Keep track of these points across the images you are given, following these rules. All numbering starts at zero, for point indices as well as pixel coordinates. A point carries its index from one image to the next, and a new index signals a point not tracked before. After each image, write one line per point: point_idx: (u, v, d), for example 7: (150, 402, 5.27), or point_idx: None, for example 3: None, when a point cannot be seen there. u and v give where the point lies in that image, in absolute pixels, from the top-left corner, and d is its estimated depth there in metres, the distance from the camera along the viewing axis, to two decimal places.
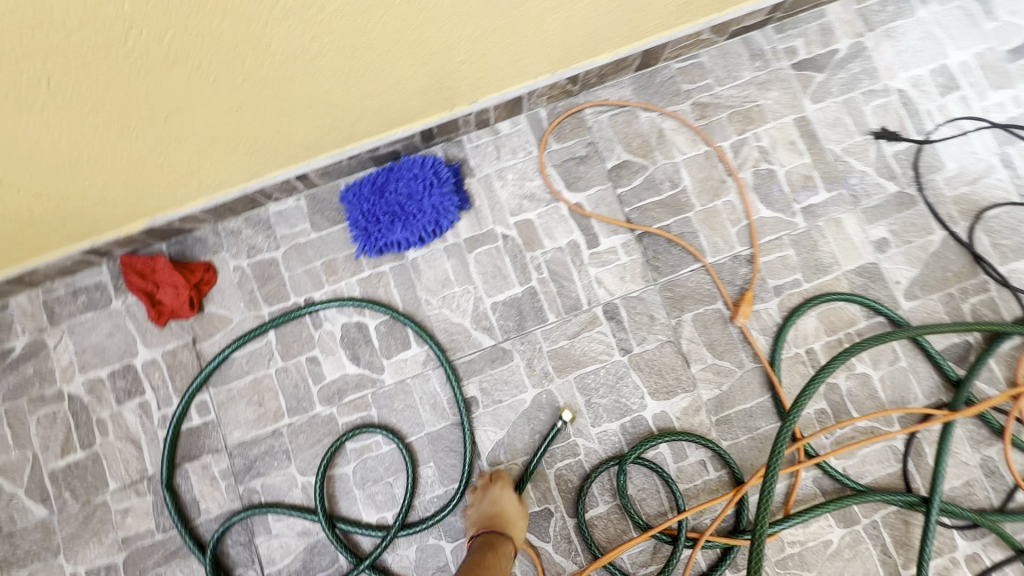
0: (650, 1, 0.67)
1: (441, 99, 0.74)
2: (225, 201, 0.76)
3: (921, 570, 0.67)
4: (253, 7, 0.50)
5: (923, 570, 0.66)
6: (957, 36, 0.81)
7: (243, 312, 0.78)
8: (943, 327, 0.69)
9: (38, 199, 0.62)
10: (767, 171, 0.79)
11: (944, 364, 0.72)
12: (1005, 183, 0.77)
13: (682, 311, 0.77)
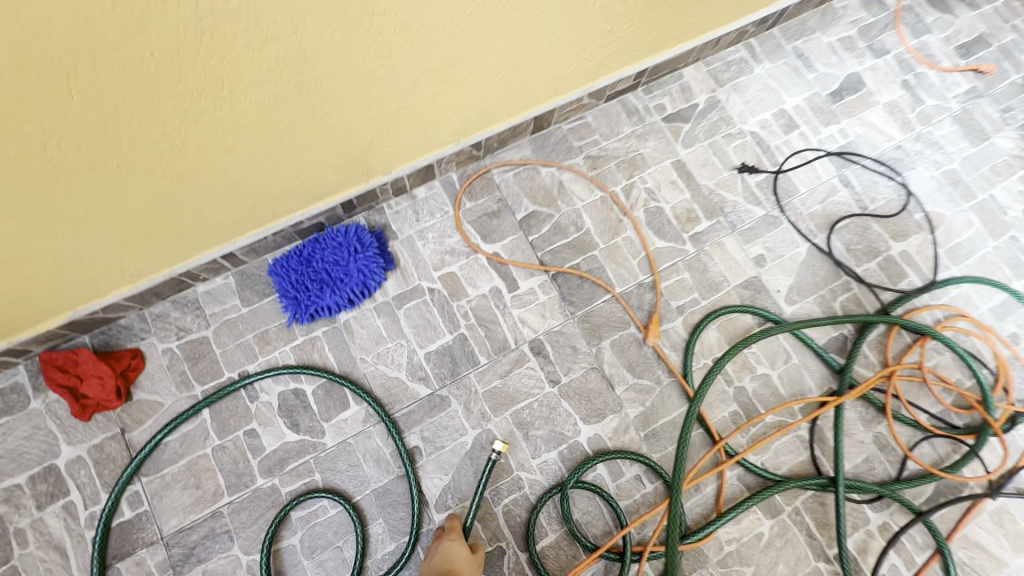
0: (531, 74, 0.81)
1: (358, 173, 0.80)
2: (151, 286, 0.78)
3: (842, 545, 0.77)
4: (167, 115, 0.55)
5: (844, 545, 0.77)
6: (788, 86, 1.04)
7: (174, 395, 0.78)
8: (820, 323, 0.85)
9: None
10: (656, 208, 0.94)
11: (827, 357, 0.87)
12: (846, 199, 0.98)
13: (601, 338, 0.86)
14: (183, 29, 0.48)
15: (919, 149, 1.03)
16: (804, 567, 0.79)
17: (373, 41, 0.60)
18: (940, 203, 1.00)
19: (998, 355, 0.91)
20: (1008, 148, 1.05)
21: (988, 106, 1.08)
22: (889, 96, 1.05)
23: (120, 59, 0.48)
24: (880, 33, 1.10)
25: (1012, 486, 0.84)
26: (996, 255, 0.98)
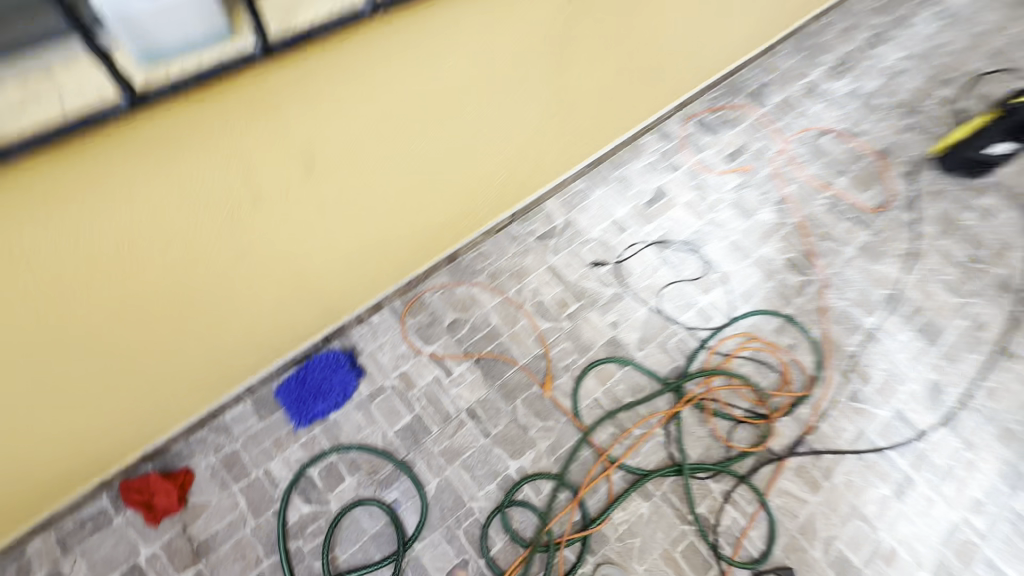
0: (436, 239, 1.26)
1: (332, 318, 1.21)
2: (196, 419, 1.13)
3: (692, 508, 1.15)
4: (216, 315, 0.96)
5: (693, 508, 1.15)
6: (617, 202, 1.53)
7: (218, 494, 1.09)
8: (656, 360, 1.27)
9: (78, 453, 0.98)
10: (540, 300, 1.36)
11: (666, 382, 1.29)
12: (667, 272, 1.44)
13: (515, 397, 1.24)
14: (209, 273, 0.87)
15: (710, 229, 1.52)
16: (674, 530, 1.16)
17: (302, 247, 0.96)
18: (730, 264, 1.48)
19: (781, 360, 1.37)
20: (769, 219, 1.56)
21: (752, 192, 1.60)
22: (685, 197, 1.56)
23: (143, 289, 0.81)
24: (673, 154, 1.62)
25: (802, 447, 1.26)
26: (771, 293, 1.46)
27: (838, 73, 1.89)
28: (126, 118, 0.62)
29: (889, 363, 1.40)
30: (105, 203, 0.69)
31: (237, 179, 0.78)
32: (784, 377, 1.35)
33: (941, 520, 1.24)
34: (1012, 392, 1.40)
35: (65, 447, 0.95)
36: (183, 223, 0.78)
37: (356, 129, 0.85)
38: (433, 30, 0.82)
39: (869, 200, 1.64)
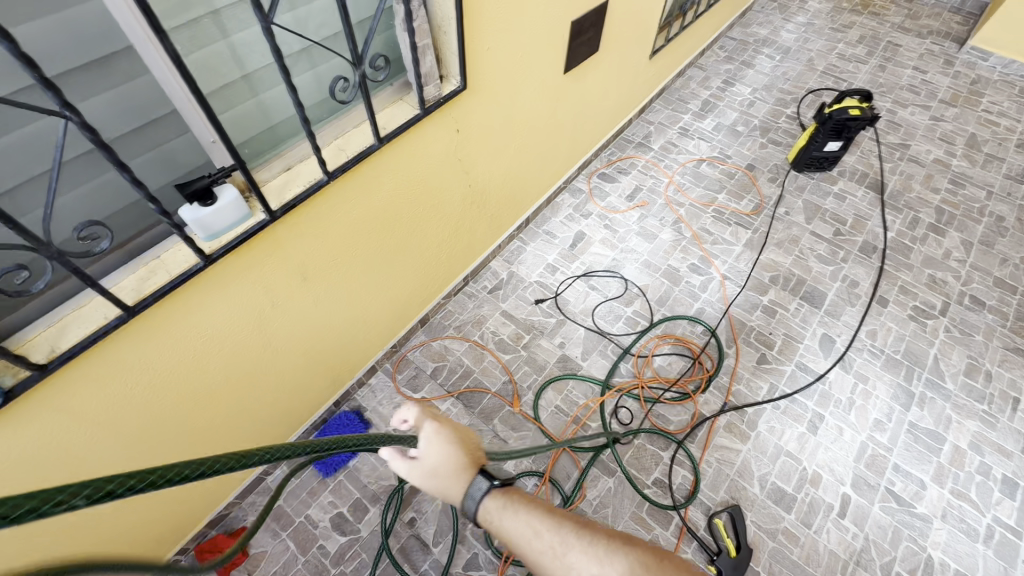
0: (410, 303, 1.57)
1: (338, 382, 1.50)
2: (246, 486, 1.40)
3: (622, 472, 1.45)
4: (255, 400, 1.22)
5: (622, 472, 1.45)
6: (547, 249, 1.92)
7: (272, 541, 1.37)
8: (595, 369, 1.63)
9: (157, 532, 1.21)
10: (499, 338, 1.71)
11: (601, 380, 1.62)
12: (595, 294, 1.81)
13: (492, 418, 1.56)
14: (248, 371, 1.13)
15: (624, 256, 1.91)
16: (637, 493, 1.44)
17: (312, 334, 1.25)
18: (644, 279, 1.85)
19: (694, 347, 1.70)
20: (668, 238, 1.96)
21: (652, 220, 2.01)
22: (600, 234, 1.96)
23: (206, 396, 1.07)
24: (585, 205, 2.04)
25: (727, 408, 1.58)
26: (681, 294, 1.82)
27: (704, 114, 2.37)
28: (198, 289, 0.89)
29: (786, 327, 1.74)
30: (170, 338, 0.91)
31: (266, 302, 1.05)
32: (698, 360, 1.67)
33: (851, 442, 1.53)
34: (887, 330, 1.74)
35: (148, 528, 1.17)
36: (232, 342, 1.04)
37: (339, 240, 1.13)
38: (390, 162, 1.12)
39: (746, 206, 2.05)
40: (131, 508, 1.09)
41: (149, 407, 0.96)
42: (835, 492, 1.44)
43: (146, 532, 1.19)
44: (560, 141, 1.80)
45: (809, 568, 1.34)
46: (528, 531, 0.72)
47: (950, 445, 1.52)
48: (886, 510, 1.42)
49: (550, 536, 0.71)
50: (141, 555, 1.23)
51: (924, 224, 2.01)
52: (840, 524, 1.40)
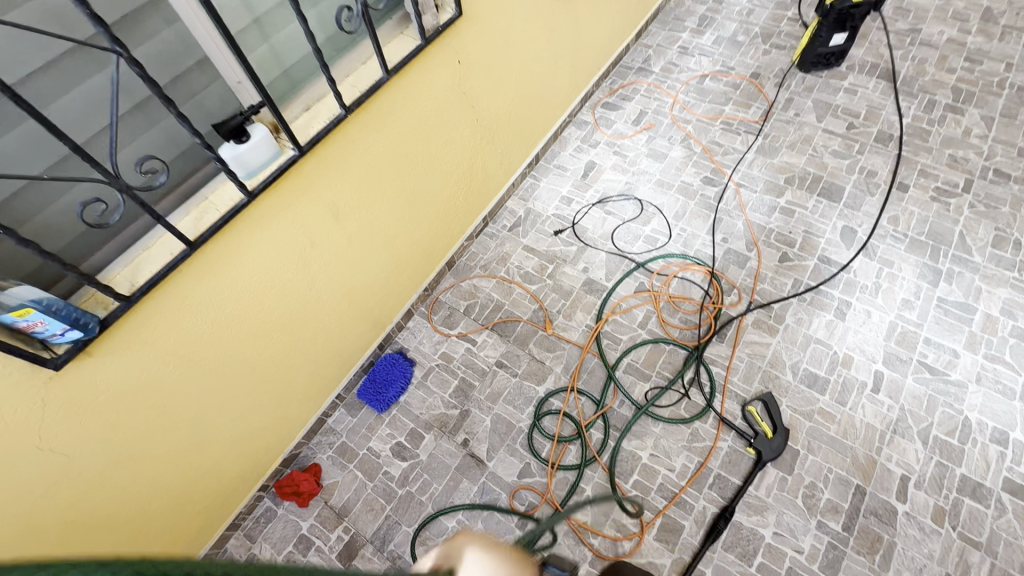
0: (436, 243, 1.65)
1: (379, 325, 1.59)
2: (311, 426, 1.52)
3: (624, 393, 1.52)
4: (308, 340, 1.32)
5: (624, 394, 1.52)
6: (559, 182, 1.95)
7: (342, 473, 1.49)
8: (610, 289, 1.71)
9: (241, 467, 1.33)
10: (524, 271, 1.78)
11: (607, 298, 1.69)
12: (613, 218, 1.85)
13: (527, 342, 1.64)
14: (299, 309, 1.23)
15: (636, 178, 1.93)
16: (675, 393, 1.51)
17: (350, 274, 1.33)
18: (659, 198, 1.88)
19: (704, 264, 1.71)
20: (679, 155, 1.97)
21: (661, 140, 2.01)
22: (610, 161, 1.98)
23: (264, 332, 1.17)
24: (592, 135, 2.06)
25: (753, 306, 1.62)
26: (697, 207, 1.84)
27: (702, 29, 2.33)
28: (246, 224, 0.97)
29: (805, 225, 1.76)
30: (226, 276, 0.99)
31: (305, 240, 1.13)
32: (711, 282, 1.68)
33: (880, 323, 1.55)
34: (909, 215, 1.73)
35: (233, 463, 1.30)
36: (281, 281, 1.13)
37: (364, 177, 1.20)
38: (399, 96, 1.17)
39: (754, 113, 2.03)
40: (216, 445, 1.21)
41: (217, 343, 1.06)
42: (868, 370, 1.48)
43: (232, 472, 1.31)
44: (559, 72, 1.82)
45: (848, 442, 1.39)
46: None
47: (982, 314, 1.54)
48: (920, 381, 1.46)
49: None
50: (231, 495, 1.35)
51: (941, 105, 1.96)
52: (875, 399, 1.44)
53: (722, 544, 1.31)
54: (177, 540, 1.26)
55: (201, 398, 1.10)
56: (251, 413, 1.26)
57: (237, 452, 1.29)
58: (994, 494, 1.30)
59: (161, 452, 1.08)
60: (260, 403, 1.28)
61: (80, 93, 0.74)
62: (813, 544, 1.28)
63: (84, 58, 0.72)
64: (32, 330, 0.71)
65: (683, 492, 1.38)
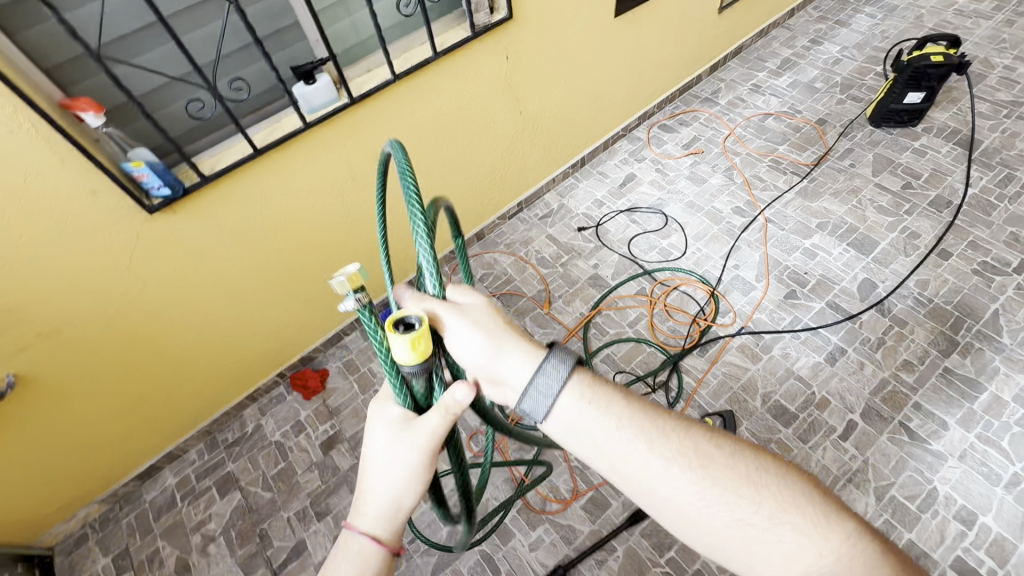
0: (467, 214, 1.89)
1: (404, 270, 1.86)
2: (329, 337, 1.82)
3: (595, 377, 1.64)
4: (339, 262, 1.60)
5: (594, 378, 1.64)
6: (597, 186, 2.11)
7: (342, 382, 1.77)
8: (613, 286, 1.83)
9: (267, 349, 1.65)
10: (541, 255, 1.96)
11: (606, 294, 1.82)
12: (636, 227, 1.97)
13: (524, 315, 1.82)
14: (335, 232, 1.52)
15: (669, 196, 2.03)
16: (642, 390, 1.61)
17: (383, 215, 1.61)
18: (685, 217, 1.97)
19: (707, 283, 1.78)
20: (718, 183, 2.04)
21: (705, 166, 2.10)
22: (649, 177, 2.10)
23: (304, 242, 1.46)
24: (641, 151, 2.19)
25: (743, 332, 1.66)
26: (720, 233, 1.90)
27: (781, 71, 2.36)
28: (301, 148, 1.27)
29: (824, 269, 1.75)
30: (280, 185, 1.30)
31: (348, 174, 1.42)
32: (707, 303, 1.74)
33: (871, 376, 1.53)
34: (941, 282, 1.66)
35: (261, 343, 1.62)
36: (324, 203, 1.42)
37: (406, 135, 1.46)
38: (446, 75, 1.42)
39: (808, 157, 2.04)
40: (249, 321, 1.53)
41: (265, 237, 1.37)
42: (841, 417, 1.47)
43: (258, 350, 1.63)
44: (615, 85, 1.98)
45: None
46: (602, 410, 0.65)
47: (989, 395, 1.45)
48: (894, 441, 1.42)
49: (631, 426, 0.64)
50: (254, 370, 1.68)
51: (1020, 182, 1.84)
52: (839, 445, 1.43)
53: (640, 530, 1.39)
54: (207, 390, 1.60)
55: (245, 277, 1.41)
56: (281, 305, 1.57)
57: (265, 334, 1.60)
58: (938, 569, 1.25)
59: (208, 310, 1.41)
60: (291, 300, 1.58)
61: (207, 30, 1.08)
62: None
63: (215, 5, 1.06)
64: (141, 180, 1.07)
65: None
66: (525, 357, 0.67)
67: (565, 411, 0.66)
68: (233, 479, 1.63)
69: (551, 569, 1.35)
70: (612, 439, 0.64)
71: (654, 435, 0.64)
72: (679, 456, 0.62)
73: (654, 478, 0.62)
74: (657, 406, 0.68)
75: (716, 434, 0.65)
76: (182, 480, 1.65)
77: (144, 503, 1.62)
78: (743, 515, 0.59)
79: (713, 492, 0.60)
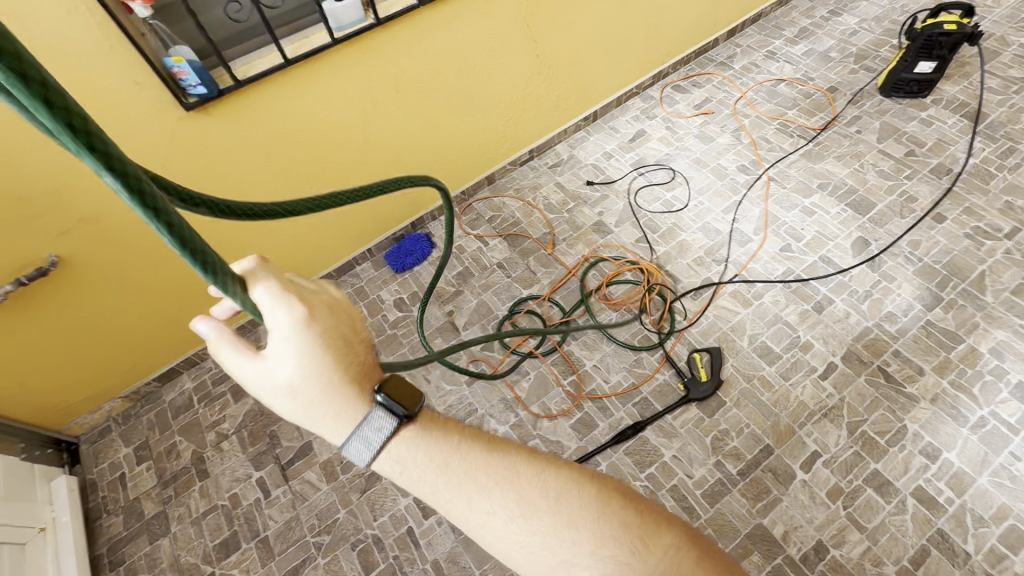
0: (479, 156, 1.96)
1: (414, 206, 1.94)
2: (342, 265, 1.91)
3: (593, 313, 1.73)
4: (355, 186, 1.69)
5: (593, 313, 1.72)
6: (607, 140, 2.17)
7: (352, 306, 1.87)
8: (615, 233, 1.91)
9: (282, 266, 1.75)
10: (548, 201, 2.03)
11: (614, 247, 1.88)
12: (641, 179, 2.04)
13: (529, 255, 1.90)
14: (353, 156, 1.60)
15: (677, 152, 2.09)
16: (636, 327, 1.69)
17: (399, 146, 1.68)
18: (691, 172, 2.03)
19: (706, 234, 1.85)
20: (725, 141, 2.09)
21: (714, 126, 2.15)
22: (659, 134, 2.16)
23: (323, 163, 1.55)
24: (652, 109, 2.24)
25: (736, 278, 1.74)
26: (723, 188, 1.96)
27: (798, 40, 2.39)
28: (326, 64, 1.35)
29: (820, 226, 1.81)
30: (304, 100, 1.38)
31: (370, 98, 1.50)
32: (648, 271, 1.78)
33: (855, 325, 1.60)
34: (933, 243, 1.72)
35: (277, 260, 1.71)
36: (345, 125, 1.50)
37: (425, 64, 1.54)
38: (467, 8, 1.50)
39: (816, 121, 2.09)
40: (269, 236, 1.63)
41: (288, 151, 1.45)
42: (823, 359, 1.55)
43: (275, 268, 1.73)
44: (631, 39, 2.04)
45: (774, 409, 1.49)
46: (435, 466, 0.62)
47: (966, 346, 1.52)
48: (870, 383, 1.50)
49: (456, 473, 0.62)
50: None
51: (1021, 155, 1.87)
52: (818, 384, 1.51)
53: (624, 449, 1.48)
54: (224, 302, 1.70)
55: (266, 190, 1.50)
56: (297, 224, 1.66)
57: (282, 251, 1.70)
58: (900, 495, 1.33)
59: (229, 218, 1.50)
60: (308, 221, 1.67)
61: None
62: (704, 475, 1.42)
63: None
64: (179, 77, 1.16)
65: (609, 400, 1.57)
66: (330, 423, 0.60)
67: (384, 467, 0.62)
68: (247, 386, 1.74)
69: None
70: (437, 497, 0.62)
71: (475, 492, 0.61)
72: (504, 507, 0.61)
73: (483, 528, 0.61)
74: (483, 441, 0.65)
75: (544, 469, 0.64)
76: (198, 385, 1.76)
77: (163, 403, 1.74)
78: (569, 555, 0.59)
79: (535, 536, 0.60)
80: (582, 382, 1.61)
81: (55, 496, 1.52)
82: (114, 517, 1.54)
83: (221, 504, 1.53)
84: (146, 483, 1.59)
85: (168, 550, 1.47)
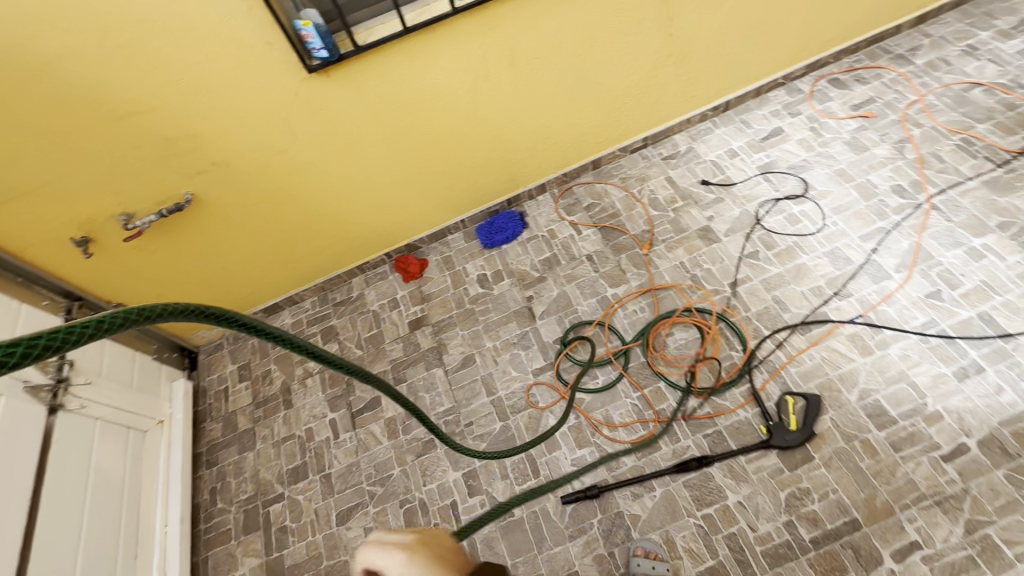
0: (587, 138, 1.85)
1: (512, 184, 1.89)
2: (434, 232, 1.93)
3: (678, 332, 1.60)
4: (455, 157, 1.68)
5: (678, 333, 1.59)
6: (735, 136, 1.93)
7: (437, 273, 1.89)
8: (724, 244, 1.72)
9: (379, 226, 1.81)
10: (654, 196, 1.87)
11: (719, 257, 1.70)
12: (766, 186, 1.80)
13: (622, 252, 1.78)
14: (456, 127, 1.57)
15: (818, 159, 1.81)
16: (725, 355, 1.54)
17: (504, 121, 1.63)
18: (830, 186, 1.74)
19: (833, 262, 1.60)
20: (883, 154, 1.76)
21: (871, 133, 1.81)
22: (800, 135, 1.87)
23: (427, 131, 1.55)
24: (797, 105, 1.94)
25: (859, 320, 1.49)
26: (867, 210, 1.67)
27: (1014, 33, 1.90)
28: (441, 34, 1.32)
29: (987, 275, 1.48)
30: (415, 68, 1.37)
31: (481, 70, 1.45)
32: (712, 322, 1.58)
33: (1007, 405, 1.31)
34: None
35: (374, 220, 1.77)
36: (452, 96, 1.48)
37: (543, 38, 1.45)
38: None
39: (1013, 142, 1.67)
40: (370, 198, 1.69)
41: (394, 117, 1.46)
42: (951, 437, 1.30)
43: (371, 227, 1.80)
44: (787, 22, 1.76)
45: (874, 481, 1.28)
46: None
47: None
48: (1011, 480, 1.23)
49: None
50: (365, 245, 1.85)
51: None
52: (938, 465, 1.27)
53: (684, 480, 1.38)
54: (325, 251, 1.81)
55: (370, 152, 1.54)
56: (396, 187, 1.69)
57: (379, 212, 1.75)
58: None
59: (334, 176, 1.56)
60: (407, 186, 1.70)
61: None
62: (770, 531, 1.28)
63: None
64: (306, 40, 1.21)
65: (678, 425, 1.46)
66: None
67: None
68: (334, 332, 1.85)
69: (588, 486, 1.41)
70: None
71: None
72: None
73: None
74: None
75: None
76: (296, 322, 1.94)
77: None
78: None
79: None
80: (653, 401, 1.51)
81: (174, 394, 1.79)
82: (215, 423, 1.78)
83: (297, 435, 1.69)
84: (243, 400, 1.80)
85: (252, 463, 1.67)
